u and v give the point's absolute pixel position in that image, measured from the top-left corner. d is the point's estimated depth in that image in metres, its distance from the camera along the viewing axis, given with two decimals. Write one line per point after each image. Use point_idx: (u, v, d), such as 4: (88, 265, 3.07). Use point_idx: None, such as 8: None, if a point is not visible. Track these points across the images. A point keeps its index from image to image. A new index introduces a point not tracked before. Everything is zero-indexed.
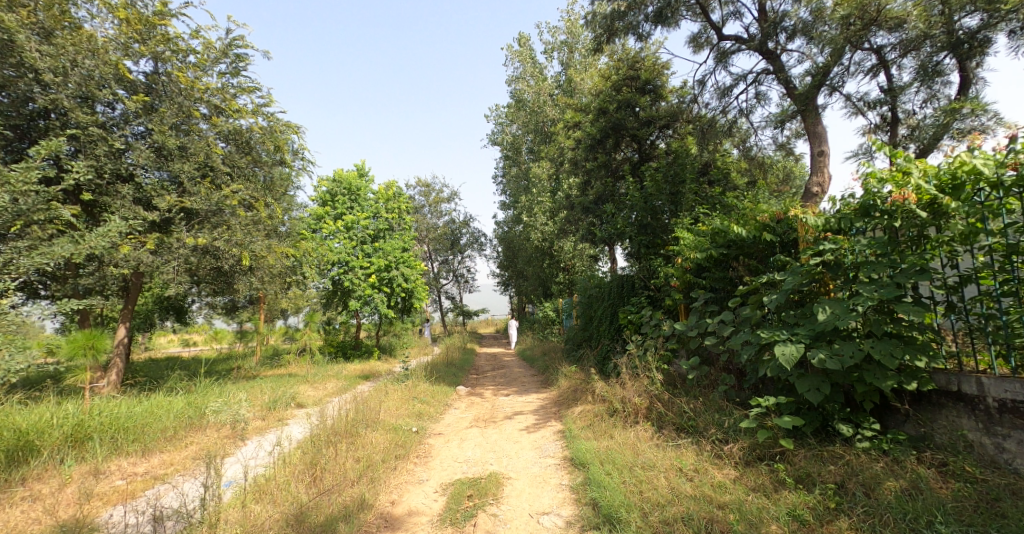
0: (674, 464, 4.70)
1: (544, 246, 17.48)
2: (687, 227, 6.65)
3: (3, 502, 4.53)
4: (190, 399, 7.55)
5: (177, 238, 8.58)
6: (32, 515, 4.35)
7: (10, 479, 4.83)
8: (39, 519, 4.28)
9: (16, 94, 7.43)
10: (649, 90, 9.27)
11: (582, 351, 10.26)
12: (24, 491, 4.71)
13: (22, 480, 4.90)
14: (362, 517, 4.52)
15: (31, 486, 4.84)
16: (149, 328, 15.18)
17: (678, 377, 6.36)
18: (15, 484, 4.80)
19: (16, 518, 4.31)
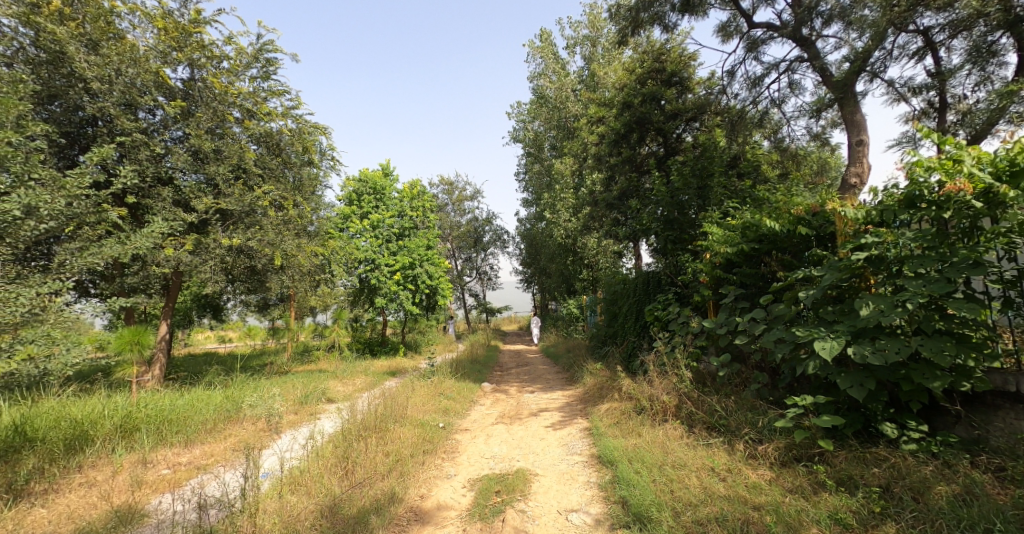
0: (706, 463, 4.64)
1: (568, 243, 17.37)
2: (716, 222, 6.50)
3: (62, 487, 4.80)
4: (227, 393, 7.79)
5: (213, 239, 8.87)
6: (90, 500, 4.60)
7: (68, 466, 5.10)
8: (97, 504, 4.53)
9: (68, 103, 7.85)
10: (675, 82, 9.09)
11: (607, 349, 10.17)
12: (81, 478, 4.99)
13: (79, 467, 5.17)
14: (393, 510, 4.62)
15: (87, 473, 5.11)
16: (187, 325, 15.75)
17: (708, 374, 6.24)
18: (72, 471, 5.07)
19: (76, 502, 4.58)
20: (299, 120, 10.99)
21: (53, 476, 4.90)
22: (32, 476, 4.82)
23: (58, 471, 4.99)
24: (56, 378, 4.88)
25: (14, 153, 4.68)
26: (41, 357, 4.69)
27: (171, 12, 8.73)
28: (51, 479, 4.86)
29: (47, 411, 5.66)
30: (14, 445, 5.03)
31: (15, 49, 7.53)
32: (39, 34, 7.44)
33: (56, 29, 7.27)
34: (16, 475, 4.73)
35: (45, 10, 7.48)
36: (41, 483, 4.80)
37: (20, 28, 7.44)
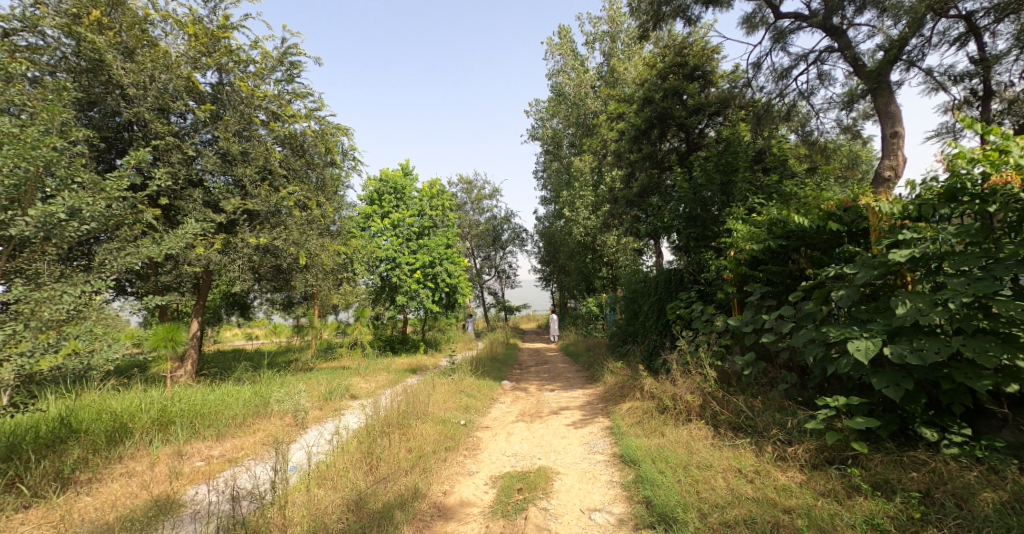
0: (732, 464, 4.58)
1: (587, 241, 17.26)
2: (741, 218, 6.38)
3: (105, 477, 5.03)
4: (255, 389, 7.98)
5: (241, 239, 9.09)
6: (131, 490, 4.79)
7: (110, 457, 5.31)
8: (137, 493, 4.71)
9: (106, 109, 8.13)
10: (697, 76, 8.91)
11: (628, 348, 10.08)
12: (121, 468, 5.20)
13: (119, 458, 5.37)
14: (416, 505, 4.67)
15: (127, 464, 5.32)
16: (216, 323, 16.18)
17: (733, 374, 6.13)
18: (114, 462, 5.28)
19: (118, 490, 4.78)
20: (322, 121, 11.17)
21: (97, 465, 5.12)
22: (78, 465, 5.04)
23: (100, 461, 5.20)
24: (101, 374, 5.07)
25: (59, 159, 4.89)
26: (85, 352, 4.81)
27: (201, 18, 8.95)
28: (95, 469, 5.08)
29: (89, 403, 5.86)
30: (60, 435, 5.24)
31: (58, 58, 7.79)
32: (80, 43, 7.71)
33: (96, 38, 7.53)
34: (63, 464, 4.96)
35: (85, 21, 7.76)
36: (84, 472, 5.01)
37: (63, 38, 7.67)
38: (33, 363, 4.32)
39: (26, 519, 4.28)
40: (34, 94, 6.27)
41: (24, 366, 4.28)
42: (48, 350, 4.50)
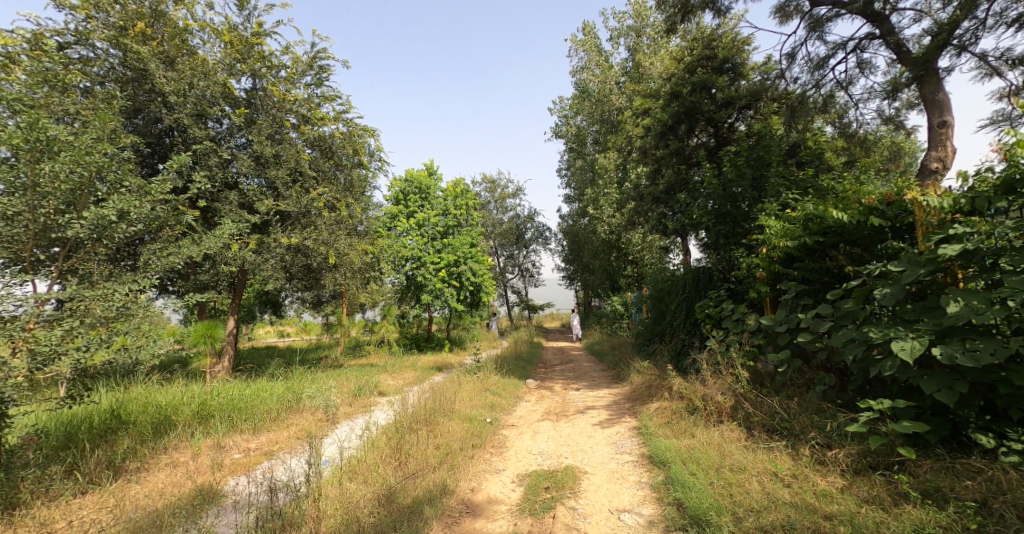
0: (767, 467, 4.47)
1: (611, 239, 17.08)
2: (774, 214, 6.21)
3: (152, 466, 5.24)
4: (288, 385, 8.18)
5: (274, 239, 9.34)
6: (176, 479, 4.99)
7: (156, 447, 5.54)
8: (182, 483, 4.91)
9: (149, 116, 8.46)
10: (727, 69, 8.69)
11: (655, 347, 9.94)
12: (166, 458, 5.42)
13: (165, 449, 5.59)
14: (445, 501, 4.70)
15: (171, 454, 5.54)
16: (250, 320, 16.67)
17: (767, 374, 5.98)
18: (159, 452, 5.50)
19: (164, 479, 5.00)
20: (350, 123, 11.36)
21: (144, 456, 5.35)
22: (127, 455, 5.27)
23: (148, 451, 5.43)
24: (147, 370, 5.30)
25: (109, 164, 5.10)
26: (133, 346, 5.04)
27: (236, 26, 9.19)
28: (143, 458, 5.31)
29: (137, 396, 6.12)
30: (111, 426, 5.48)
31: (107, 69, 8.12)
32: (126, 54, 8.06)
33: (140, 49, 7.84)
34: (115, 453, 5.20)
35: (131, 32, 8.09)
36: (133, 461, 5.24)
37: (111, 49, 8.04)
38: (88, 358, 4.51)
39: (83, 503, 4.50)
40: (86, 103, 6.59)
41: (80, 360, 4.46)
42: (102, 345, 4.69)
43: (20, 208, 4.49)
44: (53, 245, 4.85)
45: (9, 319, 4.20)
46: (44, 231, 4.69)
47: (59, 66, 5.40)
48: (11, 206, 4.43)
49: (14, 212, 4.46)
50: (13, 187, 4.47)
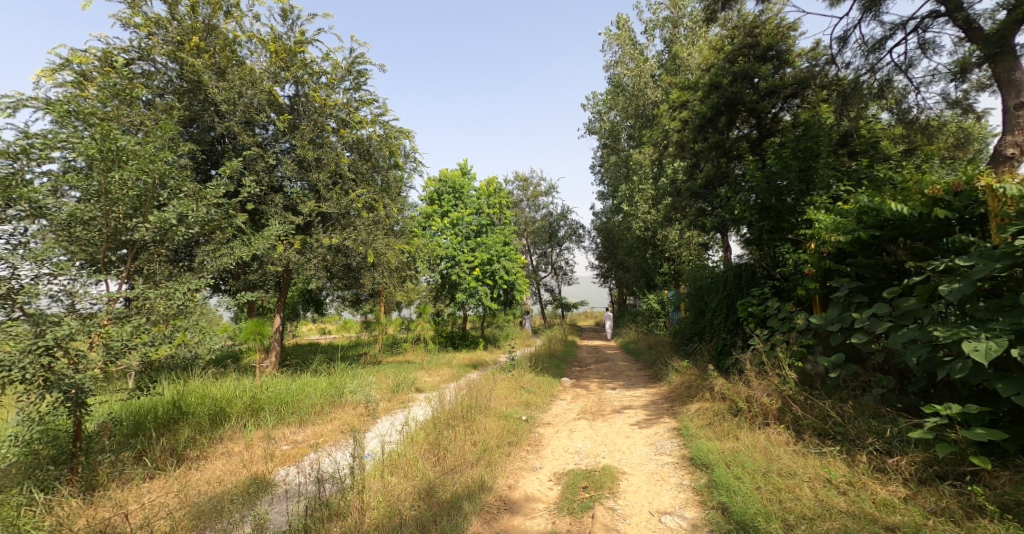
0: (820, 473, 4.29)
1: (647, 236, 16.75)
2: (824, 207, 5.93)
3: (209, 455, 5.50)
4: (331, 380, 8.40)
5: (316, 239, 9.62)
6: (231, 468, 5.21)
7: (213, 437, 5.81)
8: (238, 471, 5.13)
9: (203, 125, 8.88)
10: (771, 56, 8.32)
11: (695, 346, 9.68)
12: (221, 448, 5.67)
13: (220, 439, 5.86)
14: (483, 497, 4.70)
15: (226, 444, 5.78)
16: (293, 318, 17.26)
17: (817, 376, 5.72)
18: (216, 442, 5.77)
19: (221, 468, 5.23)
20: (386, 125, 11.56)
21: (203, 445, 5.62)
22: (188, 444, 5.56)
23: (206, 440, 5.70)
24: (205, 364, 5.50)
25: (170, 171, 5.34)
26: (193, 341, 5.20)
27: (280, 35, 9.48)
28: (202, 447, 5.58)
29: (195, 389, 6.44)
30: (172, 417, 5.80)
31: (166, 82, 8.61)
32: (182, 67, 8.49)
33: (195, 61, 8.20)
34: (177, 442, 5.50)
35: (186, 46, 8.48)
36: (193, 450, 5.53)
37: (169, 63, 8.50)
38: (153, 351, 4.74)
39: (151, 487, 4.78)
40: (147, 115, 6.96)
41: (147, 353, 4.73)
42: (165, 340, 4.91)
43: (95, 213, 4.78)
44: (121, 247, 5.13)
45: (87, 316, 4.53)
46: (116, 234, 4.98)
47: (125, 80, 5.71)
48: (87, 211, 4.72)
49: (90, 216, 4.76)
50: (88, 194, 4.77)
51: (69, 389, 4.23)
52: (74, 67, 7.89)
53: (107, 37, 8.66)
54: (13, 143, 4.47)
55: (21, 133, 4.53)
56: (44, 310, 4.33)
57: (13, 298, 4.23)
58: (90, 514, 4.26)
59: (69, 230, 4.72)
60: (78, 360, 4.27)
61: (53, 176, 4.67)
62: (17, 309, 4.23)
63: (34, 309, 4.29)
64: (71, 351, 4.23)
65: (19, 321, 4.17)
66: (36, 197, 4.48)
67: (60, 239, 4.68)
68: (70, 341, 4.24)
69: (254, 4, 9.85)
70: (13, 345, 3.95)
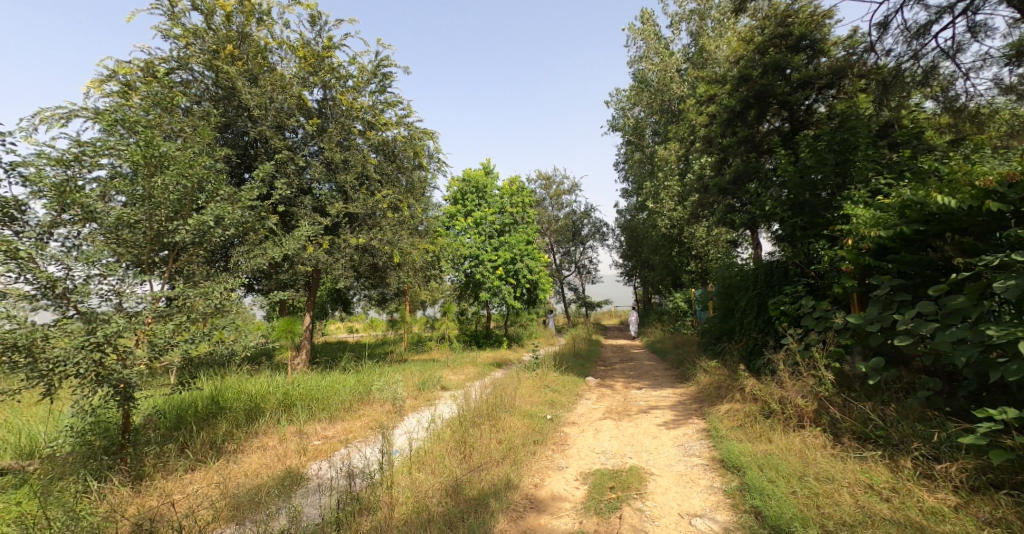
0: (860, 479, 4.13)
1: (673, 233, 16.46)
2: (863, 201, 5.70)
3: (246, 449, 5.63)
4: (359, 378, 8.51)
5: (344, 239, 9.76)
6: (267, 461, 5.32)
7: (249, 432, 5.96)
8: (273, 464, 5.24)
9: (237, 130, 9.13)
10: (804, 46, 8.02)
11: (724, 345, 9.44)
12: (257, 442, 5.80)
13: (256, 433, 6.01)
14: (510, 495, 4.67)
15: (261, 439, 5.91)
16: (321, 317, 17.59)
17: (855, 377, 5.50)
18: (252, 436, 5.92)
19: (256, 461, 5.34)
20: (411, 127, 11.65)
21: (240, 439, 5.78)
22: (226, 437, 5.73)
23: (242, 434, 5.86)
24: (241, 360, 5.51)
25: (208, 177, 5.49)
26: (230, 340, 5.19)
27: (309, 41, 9.65)
28: (239, 441, 5.73)
29: (231, 385, 6.61)
30: (211, 411, 5.95)
31: (203, 89, 8.88)
32: (218, 75, 8.73)
33: (229, 69, 8.41)
34: (216, 435, 5.67)
35: (221, 54, 8.71)
36: (231, 444, 5.67)
37: (206, 71, 8.75)
38: (194, 348, 4.87)
39: (193, 479, 4.94)
40: (185, 121, 7.20)
41: (188, 350, 4.86)
42: (204, 338, 5.02)
43: (139, 216, 4.93)
44: (163, 249, 5.25)
45: (133, 315, 4.69)
46: (159, 236, 5.11)
47: (166, 89, 5.91)
48: (132, 214, 4.86)
49: (135, 219, 4.90)
50: (134, 199, 4.94)
51: (118, 383, 4.43)
52: (119, 78, 8.21)
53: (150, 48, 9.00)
54: (66, 151, 4.67)
55: (72, 142, 4.73)
56: (96, 308, 4.50)
57: (67, 297, 4.41)
58: (139, 503, 4.42)
59: (116, 232, 4.88)
60: (125, 355, 4.49)
61: (102, 183, 4.87)
62: (71, 307, 4.43)
63: (86, 307, 4.47)
64: (119, 348, 4.44)
65: (73, 320, 4.38)
66: (87, 203, 4.65)
67: (109, 241, 4.85)
68: (119, 337, 4.43)
69: (284, 11, 10.05)
70: (68, 342, 4.18)
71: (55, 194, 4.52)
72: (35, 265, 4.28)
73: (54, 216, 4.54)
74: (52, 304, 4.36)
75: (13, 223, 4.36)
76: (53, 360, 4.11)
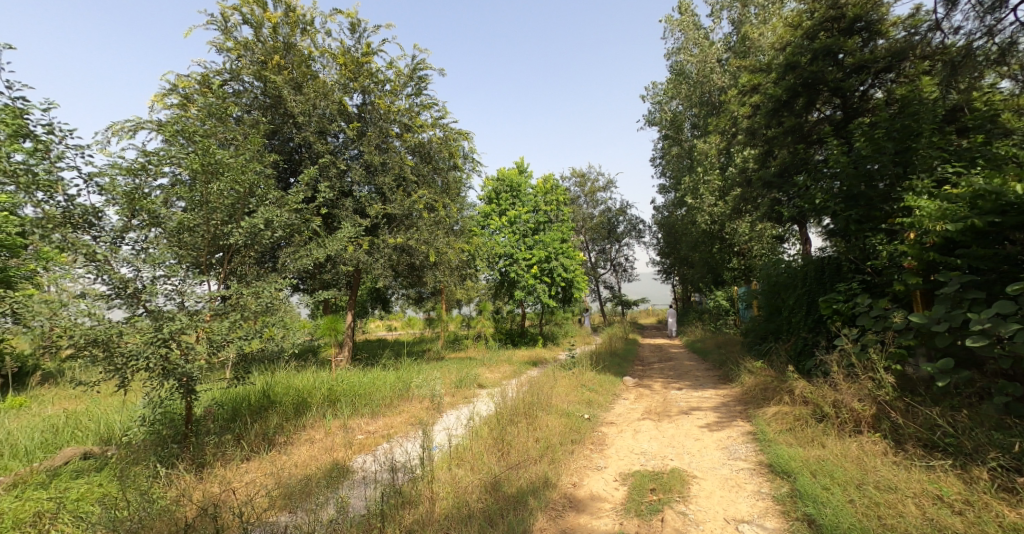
0: (928, 489, 3.88)
1: (714, 229, 15.92)
2: (927, 192, 5.32)
3: (294, 441, 5.78)
4: (398, 375, 8.62)
5: (382, 240, 9.91)
6: (314, 453, 5.45)
7: (297, 425, 6.13)
8: (319, 457, 5.35)
9: (284, 137, 9.46)
10: (858, 29, 7.56)
11: (770, 345, 9.04)
12: (305, 435, 5.95)
13: (304, 426, 6.16)
14: (548, 494, 4.60)
15: (309, 432, 6.06)
16: (360, 316, 17.97)
17: (919, 381, 5.15)
18: (300, 429, 6.08)
19: (305, 453, 5.48)
20: (446, 128, 11.71)
21: (289, 431, 5.94)
22: (276, 430, 5.90)
23: (291, 427, 6.03)
24: (289, 356, 5.73)
25: (259, 183, 5.65)
26: (279, 336, 5.34)
27: (349, 48, 9.84)
28: (288, 434, 5.89)
29: (280, 380, 6.82)
30: (262, 405, 6.14)
31: (253, 99, 9.23)
32: (266, 85, 9.03)
33: (277, 78, 8.68)
34: (268, 427, 5.85)
35: (268, 64, 8.98)
36: (281, 436, 5.83)
37: (255, 82, 9.06)
38: (247, 345, 5.02)
39: (248, 468, 5.10)
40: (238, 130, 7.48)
41: (241, 346, 5.01)
42: (256, 335, 5.15)
43: (197, 221, 5.14)
44: (217, 252, 5.48)
45: (194, 313, 4.86)
46: (215, 239, 5.31)
47: (219, 100, 6.14)
48: (191, 219, 5.09)
49: (194, 224, 5.12)
50: (193, 204, 5.16)
51: (181, 377, 4.63)
52: (180, 91, 8.61)
53: (205, 62, 9.41)
54: (133, 161, 4.86)
55: (139, 152, 4.92)
56: (162, 307, 4.70)
57: (138, 297, 4.63)
58: (202, 488, 4.61)
59: (177, 237, 5.11)
60: (188, 350, 4.61)
61: (164, 190, 5.09)
62: (140, 305, 4.65)
63: (154, 306, 4.67)
64: (182, 343, 4.58)
65: (143, 317, 4.59)
66: (153, 209, 4.91)
67: (171, 244, 5.08)
68: (181, 334, 4.59)
69: (325, 20, 10.30)
70: (139, 338, 4.41)
71: (126, 201, 4.80)
72: (109, 268, 4.55)
73: (125, 222, 4.82)
74: (125, 303, 4.59)
75: (91, 228, 4.67)
76: (127, 354, 4.37)
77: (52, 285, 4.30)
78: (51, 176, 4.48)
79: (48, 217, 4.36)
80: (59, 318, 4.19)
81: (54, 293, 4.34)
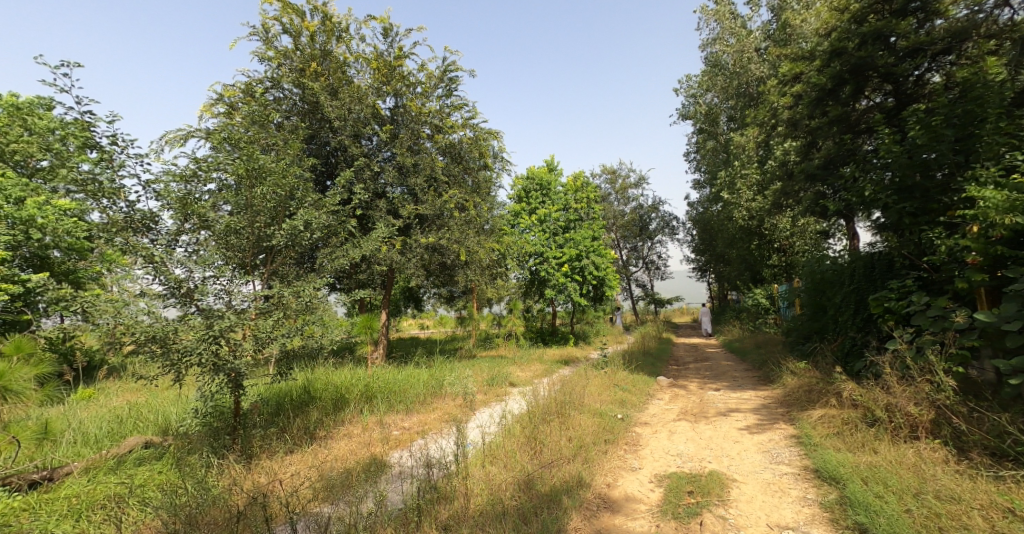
0: (996, 502, 3.60)
1: (752, 225, 15.37)
2: (993, 181, 4.94)
3: (334, 435, 5.86)
4: (431, 373, 8.66)
5: (415, 239, 9.99)
6: (352, 447, 5.51)
7: (336, 420, 6.22)
8: (356, 451, 5.41)
9: (321, 141, 9.67)
10: (913, 9, 7.06)
11: (814, 346, 8.63)
12: (343, 429, 6.03)
13: (342, 421, 6.25)
14: (583, 493, 4.51)
15: (347, 427, 6.15)
16: (393, 314, 18.23)
17: (983, 384, 4.80)
18: (338, 424, 6.17)
19: (344, 447, 5.55)
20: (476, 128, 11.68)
21: (329, 426, 6.02)
22: (317, 424, 5.99)
23: (331, 422, 6.12)
24: (326, 353, 5.81)
25: (298, 188, 5.76)
26: (318, 334, 5.41)
27: (382, 53, 9.96)
28: (328, 428, 5.97)
29: (320, 377, 6.96)
30: (303, 400, 6.27)
31: (292, 105, 9.45)
32: (304, 91, 9.22)
33: (313, 85, 8.86)
34: (309, 422, 5.95)
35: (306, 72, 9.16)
36: (321, 430, 5.92)
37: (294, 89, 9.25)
38: (289, 341, 5.10)
39: (292, 460, 5.19)
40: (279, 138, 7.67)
41: (284, 343, 5.10)
42: (296, 332, 5.23)
43: (243, 224, 5.26)
44: (259, 253, 5.59)
45: (241, 311, 4.97)
46: (259, 241, 5.44)
47: (260, 107, 6.30)
48: (238, 222, 5.20)
49: (240, 227, 5.25)
50: (238, 207, 5.29)
51: (230, 372, 4.76)
52: (225, 101, 8.88)
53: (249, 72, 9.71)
54: (185, 168, 5.04)
55: (190, 159, 5.09)
56: (212, 306, 4.82)
57: (190, 296, 4.78)
58: (251, 479, 4.73)
59: (225, 239, 5.23)
60: (236, 347, 4.74)
61: (212, 194, 5.24)
62: (192, 304, 4.79)
63: (205, 305, 4.79)
64: (230, 340, 4.70)
65: (195, 316, 4.72)
66: (204, 213, 5.05)
67: (219, 246, 5.22)
68: (230, 331, 4.70)
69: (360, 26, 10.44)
70: (192, 335, 4.53)
71: (179, 206, 4.98)
72: (165, 269, 4.71)
73: (179, 225, 5.01)
74: (178, 302, 4.75)
75: (148, 232, 4.87)
76: (182, 350, 4.53)
77: (115, 285, 4.53)
78: (114, 184, 4.69)
79: (112, 221, 4.60)
80: (122, 315, 4.41)
81: (117, 293, 4.55)
